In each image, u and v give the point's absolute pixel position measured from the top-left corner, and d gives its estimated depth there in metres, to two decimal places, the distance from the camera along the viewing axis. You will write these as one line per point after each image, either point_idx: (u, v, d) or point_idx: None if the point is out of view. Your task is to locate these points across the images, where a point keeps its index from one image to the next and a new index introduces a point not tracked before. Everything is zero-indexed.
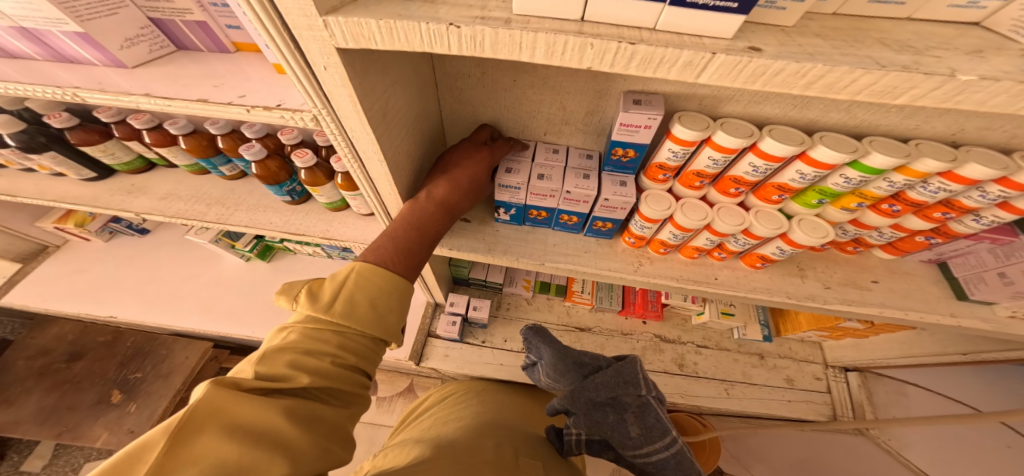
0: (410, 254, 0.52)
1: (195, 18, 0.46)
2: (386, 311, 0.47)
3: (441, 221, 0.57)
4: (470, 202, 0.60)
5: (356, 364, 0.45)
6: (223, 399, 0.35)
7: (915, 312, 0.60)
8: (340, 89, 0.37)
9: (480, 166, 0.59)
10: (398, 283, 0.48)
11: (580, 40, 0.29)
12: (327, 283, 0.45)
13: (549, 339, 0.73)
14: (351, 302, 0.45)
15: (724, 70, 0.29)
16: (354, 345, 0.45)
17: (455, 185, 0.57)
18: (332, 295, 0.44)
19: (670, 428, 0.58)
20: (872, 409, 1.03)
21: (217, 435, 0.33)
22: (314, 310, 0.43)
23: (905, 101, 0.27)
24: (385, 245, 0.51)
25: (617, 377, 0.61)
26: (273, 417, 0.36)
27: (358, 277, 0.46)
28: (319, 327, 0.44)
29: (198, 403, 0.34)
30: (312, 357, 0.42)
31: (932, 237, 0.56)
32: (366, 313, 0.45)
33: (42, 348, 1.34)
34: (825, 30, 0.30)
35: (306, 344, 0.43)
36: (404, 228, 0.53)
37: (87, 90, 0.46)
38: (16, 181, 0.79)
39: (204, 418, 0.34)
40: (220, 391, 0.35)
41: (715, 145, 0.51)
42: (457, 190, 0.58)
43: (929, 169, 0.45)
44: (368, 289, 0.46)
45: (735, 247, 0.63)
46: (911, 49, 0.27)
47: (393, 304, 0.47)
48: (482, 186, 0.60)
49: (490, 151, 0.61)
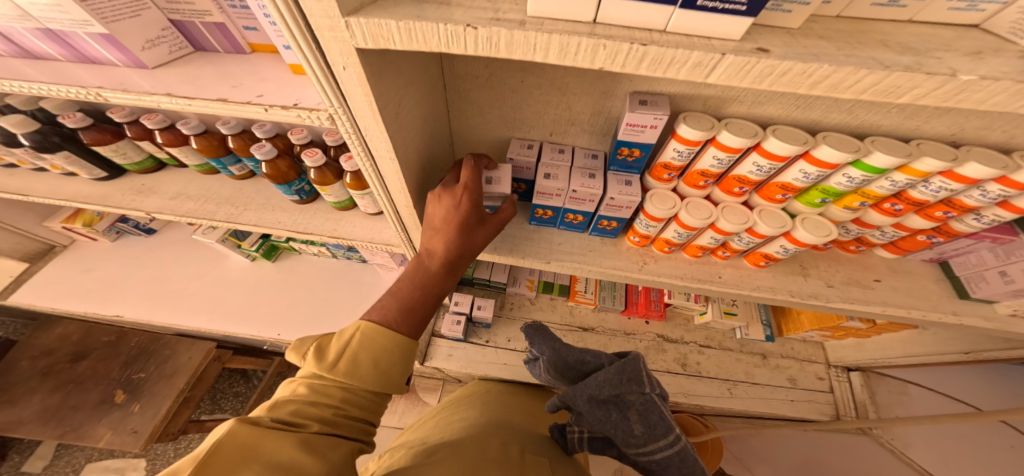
0: (416, 314, 0.51)
1: (215, 19, 0.48)
2: (388, 368, 0.47)
3: (441, 280, 0.54)
4: (467, 246, 0.55)
5: (358, 417, 0.45)
6: (245, 433, 0.37)
7: (918, 310, 0.61)
8: (356, 88, 0.38)
9: (461, 210, 0.53)
10: (401, 341, 0.48)
11: (593, 41, 0.30)
12: (333, 341, 0.47)
13: (550, 337, 0.73)
14: (354, 360, 0.45)
15: (734, 70, 0.30)
16: (356, 399, 0.45)
17: (445, 238, 0.53)
18: (336, 354, 0.46)
19: (673, 424, 0.59)
20: (874, 408, 1.03)
21: (236, 467, 0.34)
22: (320, 368, 0.45)
23: (909, 100, 0.28)
24: (390, 305, 0.51)
25: (621, 375, 0.61)
26: (289, 447, 0.37)
27: (361, 336, 0.47)
28: (324, 383, 0.45)
29: (222, 437, 0.36)
30: (317, 407, 0.43)
31: (934, 236, 0.57)
32: (368, 372, 0.46)
33: (46, 348, 1.34)
34: (830, 32, 0.31)
35: (313, 396, 0.44)
36: (407, 289, 0.53)
37: (110, 90, 0.47)
38: (27, 180, 0.80)
39: (224, 450, 0.35)
40: (241, 425, 0.38)
41: (720, 145, 0.52)
42: (447, 240, 0.53)
43: (930, 168, 0.46)
44: (371, 348, 0.47)
45: (739, 245, 0.64)
46: (912, 50, 0.28)
47: (395, 362, 0.48)
48: (468, 231, 0.54)
49: (467, 192, 0.53)
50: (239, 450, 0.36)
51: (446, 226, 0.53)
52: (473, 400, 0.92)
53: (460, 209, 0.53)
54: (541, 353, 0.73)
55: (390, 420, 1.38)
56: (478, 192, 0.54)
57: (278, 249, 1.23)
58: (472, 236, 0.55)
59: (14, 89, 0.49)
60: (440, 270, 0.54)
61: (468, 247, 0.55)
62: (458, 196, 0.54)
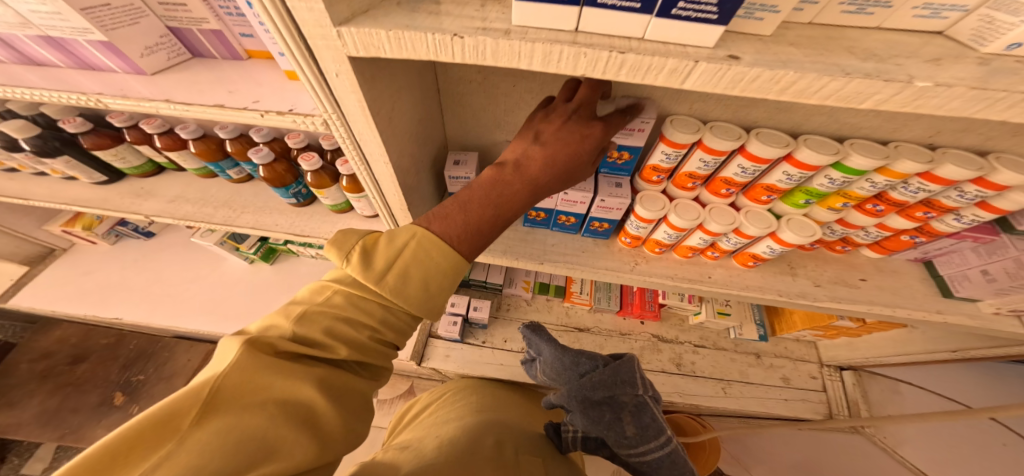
0: (482, 235, 0.40)
1: (211, 26, 0.49)
2: (436, 293, 0.39)
3: (519, 206, 0.43)
4: (566, 179, 0.44)
5: (389, 343, 0.41)
6: (256, 365, 0.32)
7: (903, 309, 0.62)
8: (349, 94, 0.39)
9: (588, 142, 0.42)
10: (457, 263, 0.39)
11: (574, 49, 0.32)
12: (383, 243, 0.38)
13: (548, 336, 0.75)
14: (405, 276, 0.37)
15: (707, 76, 0.31)
16: (394, 321, 0.40)
17: (551, 158, 0.41)
18: (386, 264, 0.37)
19: (665, 427, 0.60)
20: (866, 407, 1.05)
21: (250, 406, 0.31)
22: (367, 276, 0.37)
23: (871, 105, 0.29)
24: (456, 217, 0.39)
25: (615, 377, 0.62)
26: (308, 389, 0.34)
27: (417, 248, 0.38)
28: (365, 296, 0.38)
29: (229, 371, 0.31)
30: (344, 331, 0.37)
31: (916, 236, 0.59)
32: (418, 292, 0.38)
33: (45, 351, 1.34)
34: (800, 39, 0.33)
35: (344, 314, 0.38)
36: (479, 201, 0.40)
37: (110, 97, 0.48)
38: (27, 184, 0.81)
39: (234, 386, 0.31)
40: (251, 358, 0.33)
41: (706, 148, 0.53)
42: (552, 164, 0.42)
43: (908, 169, 0.47)
44: (427, 262, 0.38)
45: (728, 246, 0.65)
46: (875, 57, 0.30)
47: (445, 286, 0.40)
48: (577, 167, 0.44)
49: (603, 124, 0.43)
50: (251, 386, 0.32)
51: (560, 146, 0.41)
52: (472, 397, 0.94)
53: (586, 144, 0.42)
54: (542, 354, 0.76)
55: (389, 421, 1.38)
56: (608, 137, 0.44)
57: (277, 251, 1.24)
58: (575, 171, 0.44)
59: (16, 96, 0.51)
60: (524, 190, 0.42)
61: (563, 180, 0.45)
62: (590, 128, 0.42)
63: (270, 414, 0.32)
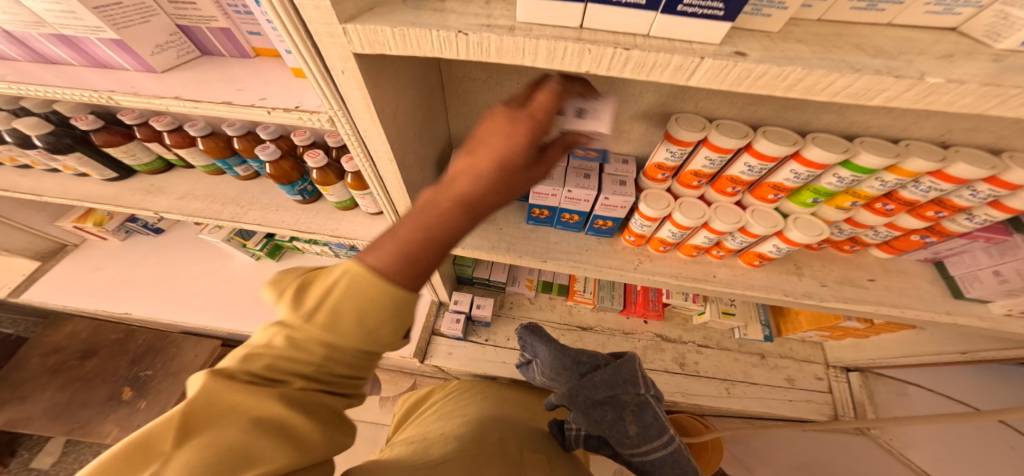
0: (418, 265, 0.35)
1: (220, 24, 0.50)
2: (378, 327, 0.35)
3: (467, 226, 0.36)
4: (507, 190, 0.35)
5: (347, 374, 0.37)
6: (217, 390, 0.32)
7: (912, 310, 0.61)
8: (354, 91, 0.40)
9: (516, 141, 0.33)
10: (394, 294, 0.34)
11: (578, 46, 0.32)
12: (317, 282, 0.35)
13: (547, 339, 0.74)
14: (335, 312, 0.34)
15: (713, 74, 0.31)
16: (342, 357, 0.36)
17: (475, 166, 0.34)
18: (316, 302, 0.34)
19: (667, 426, 0.60)
20: (872, 409, 1.04)
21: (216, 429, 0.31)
22: (296, 315, 0.34)
23: (880, 102, 0.29)
24: (390, 247, 0.35)
25: (617, 375, 0.62)
26: (274, 407, 0.33)
27: (347, 284, 0.34)
28: (299, 337, 0.35)
29: (194, 397, 0.32)
30: (296, 359, 0.35)
31: (927, 236, 0.58)
32: (352, 328, 0.34)
33: (57, 345, 1.37)
34: (807, 36, 0.32)
35: (289, 350, 0.35)
36: (410, 224, 0.35)
37: (122, 94, 0.49)
38: (41, 180, 0.83)
39: (196, 414, 0.31)
40: (211, 383, 0.32)
41: (711, 146, 0.53)
42: (480, 173, 0.34)
43: (918, 168, 0.46)
44: (358, 299, 0.34)
45: (733, 245, 0.65)
46: (885, 54, 0.29)
47: (386, 322, 0.35)
48: (517, 174, 0.35)
49: (526, 115, 0.33)
50: (217, 408, 0.32)
51: (482, 151, 0.34)
52: (476, 393, 0.94)
53: (514, 143, 0.34)
54: (540, 355, 0.75)
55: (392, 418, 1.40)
56: (546, 125, 0.34)
57: (283, 248, 1.25)
58: (517, 178, 0.35)
59: (31, 93, 0.52)
60: (466, 206, 0.35)
61: (504, 190, 0.35)
62: (513, 124, 0.34)
63: (244, 429, 0.32)
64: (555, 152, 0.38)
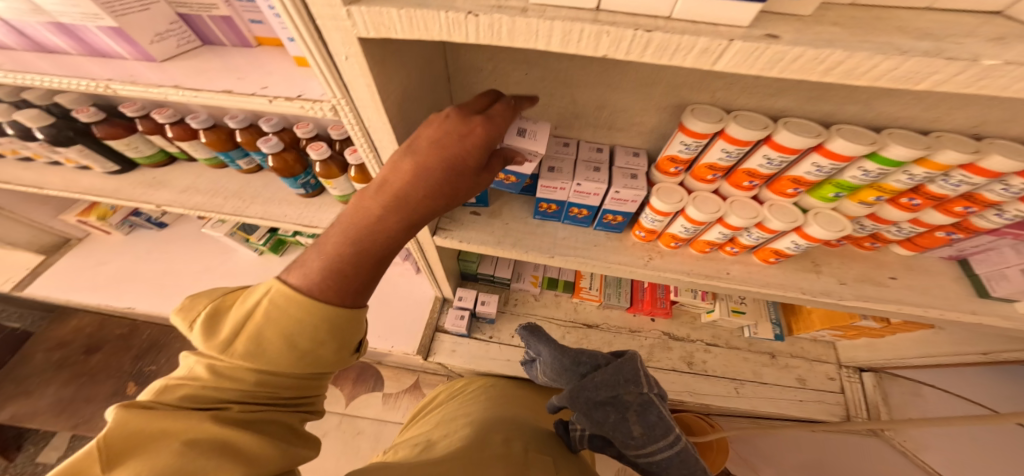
0: (345, 279, 0.41)
1: (221, 12, 0.48)
2: (309, 347, 0.40)
3: (395, 236, 0.42)
4: (450, 193, 0.41)
5: (285, 393, 0.42)
6: (144, 417, 0.33)
7: (935, 309, 0.59)
8: (358, 78, 0.38)
9: (464, 145, 0.38)
10: (319, 312, 0.39)
11: (596, 28, 0.29)
12: (235, 309, 0.40)
13: (546, 339, 0.73)
14: (258, 336, 0.39)
15: (741, 57, 0.29)
16: (276, 380, 0.41)
17: (418, 169, 0.39)
18: (234, 328, 0.39)
19: (673, 425, 0.58)
20: (886, 410, 1.01)
21: (153, 448, 0.32)
22: (211, 346, 0.39)
23: (928, 87, 0.27)
24: (315, 267, 0.40)
25: (618, 375, 0.60)
26: (210, 425, 0.35)
27: (269, 306, 0.39)
28: (228, 365, 0.39)
29: (112, 428, 0.32)
30: (228, 389, 0.38)
31: (953, 233, 0.55)
32: (279, 349, 0.39)
33: (62, 340, 1.38)
34: (842, 19, 0.30)
35: (217, 379, 0.38)
36: (337, 241, 0.41)
37: (120, 83, 0.48)
38: (43, 173, 0.82)
39: (127, 439, 0.32)
40: (134, 414, 0.33)
41: (729, 138, 0.51)
42: (422, 177, 0.39)
43: (949, 161, 0.44)
44: (280, 321, 0.39)
45: (748, 241, 0.62)
46: (931, 36, 0.27)
47: (315, 340, 0.40)
48: (461, 179, 0.40)
49: (485, 120, 0.38)
50: (143, 435, 0.32)
51: (428, 154, 0.38)
52: (479, 393, 0.93)
53: (467, 144, 0.38)
54: (540, 355, 0.73)
55: (395, 415, 1.40)
56: (498, 131, 0.39)
57: (286, 243, 1.24)
58: (458, 184, 0.41)
59: (30, 83, 0.51)
60: (395, 216, 0.41)
61: (448, 193, 0.41)
62: (470, 124, 0.38)
63: (176, 451, 0.32)
64: (497, 162, 0.44)
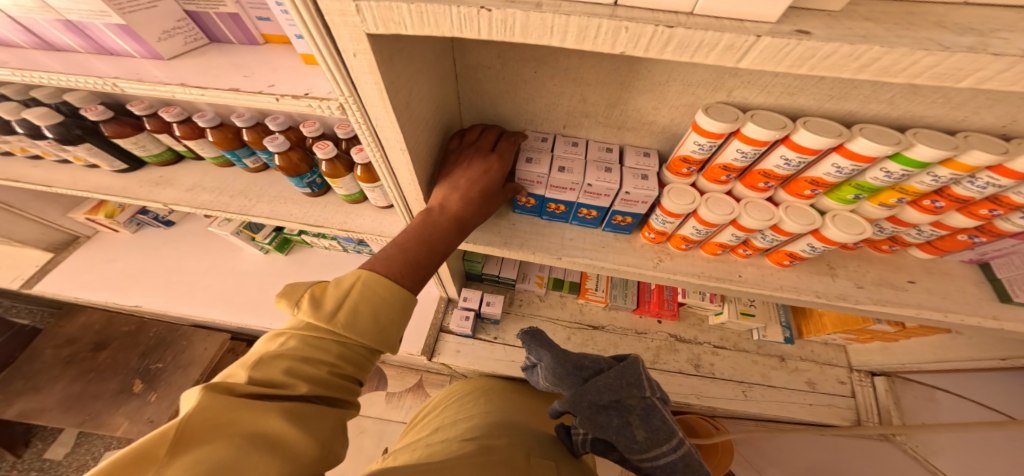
0: (419, 268, 0.49)
1: (228, 10, 0.48)
2: (389, 325, 0.44)
3: (452, 237, 0.53)
4: (484, 209, 0.56)
5: (352, 375, 0.43)
6: (220, 404, 0.33)
7: (955, 314, 0.57)
8: (366, 75, 0.37)
9: (492, 175, 0.55)
10: (402, 294, 0.45)
11: (614, 23, 0.28)
12: (330, 289, 0.42)
13: (547, 342, 0.71)
14: (355, 312, 0.42)
15: (768, 54, 0.28)
16: (352, 355, 0.44)
17: (466, 195, 0.54)
18: (336, 304, 0.42)
19: (676, 428, 0.56)
20: (899, 414, 0.99)
21: (218, 440, 0.32)
22: (317, 318, 0.41)
23: (970, 84, 0.27)
24: (394, 257, 0.47)
25: (620, 378, 0.59)
26: (274, 420, 0.35)
27: (364, 286, 0.43)
28: (319, 337, 0.42)
29: (193, 411, 0.32)
30: (311, 366, 0.40)
31: (976, 236, 0.53)
32: (369, 326, 0.42)
33: (70, 337, 1.39)
34: (876, 14, 0.29)
35: (306, 351, 0.41)
36: (411, 241, 0.50)
37: (126, 81, 0.47)
38: (51, 171, 0.82)
39: (201, 425, 0.32)
40: (213, 397, 0.34)
41: (744, 138, 0.49)
42: (469, 201, 0.54)
43: (978, 162, 0.42)
44: (373, 299, 0.43)
45: (762, 244, 0.61)
46: (973, 31, 0.26)
47: (394, 317, 0.44)
48: (492, 196, 0.56)
49: (499, 158, 0.56)
50: (214, 423, 0.32)
51: (471, 185, 0.54)
52: (480, 396, 0.92)
53: (491, 173, 0.55)
54: (541, 359, 0.72)
55: (399, 414, 1.40)
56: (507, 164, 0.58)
57: (291, 242, 1.24)
58: (490, 202, 0.57)
59: (37, 81, 0.50)
60: (452, 224, 0.53)
61: (485, 209, 0.57)
62: (490, 162, 0.56)
63: (237, 445, 0.32)
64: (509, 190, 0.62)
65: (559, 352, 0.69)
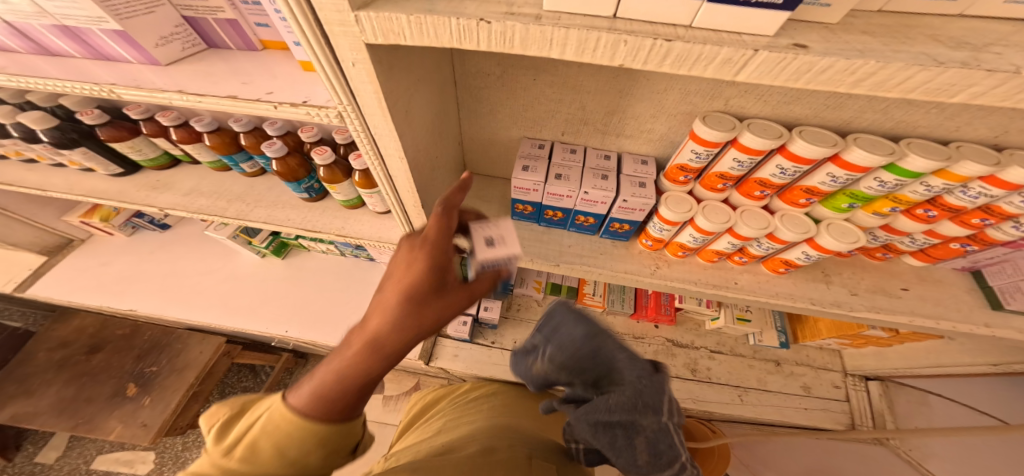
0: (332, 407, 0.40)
1: (227, 15, 0.48)
2: (296, 454, 0.40)
3: (374, 366, 0.41)
4: (414, 326, 0.41)
5: None
6: None
7: (948, 321, 0.58)
8: (365, 84, 0.37)
9: (414, 279, 0.41)
10: (307, 432, 0.40)
11: (613, 36, 0.29)
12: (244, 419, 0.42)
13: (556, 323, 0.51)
14: (254, 445, 0.39)
15: (766, 68, 0.28)
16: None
17: (386, 314, 0.41)
18: (241, 436, 0.40)
19: (681, 454, 0.47)
20: (892, 418, 1.01)
21: None
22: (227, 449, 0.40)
23: (963, 99, 0.27)
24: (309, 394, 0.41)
25: (636, 399, 0.44)
26: None
27: (268, 420, 0.40)
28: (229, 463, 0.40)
29: None
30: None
31: (968, 244, 0.54)
32: (272, 457, 0.39)
33: (63, 340, 1.38)
34: (872, 27, 0.29)
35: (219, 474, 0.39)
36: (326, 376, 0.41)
37: (124, 87, 0.47)
38: (46, 174, 0.81)
39: None
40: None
41: (741, 146, 0.50)
42: (391, 318, 0.40)
43: (970, 172, 0.43)
44: (275, 434, 0.39)
45: (758, 251, 0.62)
46: (967, 46, 0.27)
47: (306, 449, 0.40)
48: (422, 305, 0.41)
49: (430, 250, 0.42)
50: None
51: (391, 299, 0.41)
52: (477, 401, 0.92)
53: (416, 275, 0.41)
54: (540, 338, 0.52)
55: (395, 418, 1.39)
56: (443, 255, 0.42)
57: (288, 245, 1.24)
58: (422, 314, 0.41)
59: (32, 86, 0.50)
60: (372, 351, 0.41)
61: (414, 327, 0.41)
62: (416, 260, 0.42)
63: None
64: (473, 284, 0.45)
65: (566, 330, 0.49)
